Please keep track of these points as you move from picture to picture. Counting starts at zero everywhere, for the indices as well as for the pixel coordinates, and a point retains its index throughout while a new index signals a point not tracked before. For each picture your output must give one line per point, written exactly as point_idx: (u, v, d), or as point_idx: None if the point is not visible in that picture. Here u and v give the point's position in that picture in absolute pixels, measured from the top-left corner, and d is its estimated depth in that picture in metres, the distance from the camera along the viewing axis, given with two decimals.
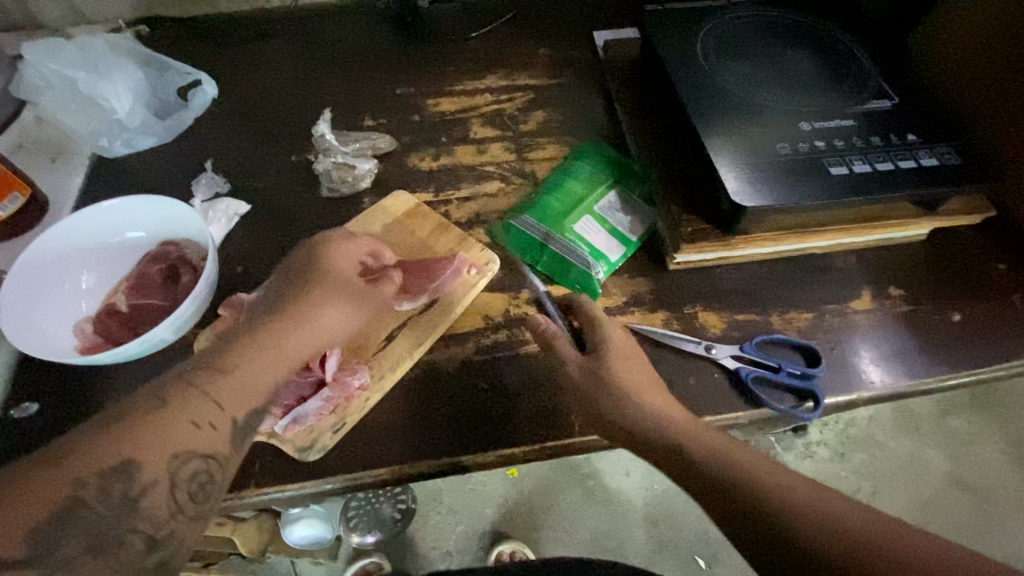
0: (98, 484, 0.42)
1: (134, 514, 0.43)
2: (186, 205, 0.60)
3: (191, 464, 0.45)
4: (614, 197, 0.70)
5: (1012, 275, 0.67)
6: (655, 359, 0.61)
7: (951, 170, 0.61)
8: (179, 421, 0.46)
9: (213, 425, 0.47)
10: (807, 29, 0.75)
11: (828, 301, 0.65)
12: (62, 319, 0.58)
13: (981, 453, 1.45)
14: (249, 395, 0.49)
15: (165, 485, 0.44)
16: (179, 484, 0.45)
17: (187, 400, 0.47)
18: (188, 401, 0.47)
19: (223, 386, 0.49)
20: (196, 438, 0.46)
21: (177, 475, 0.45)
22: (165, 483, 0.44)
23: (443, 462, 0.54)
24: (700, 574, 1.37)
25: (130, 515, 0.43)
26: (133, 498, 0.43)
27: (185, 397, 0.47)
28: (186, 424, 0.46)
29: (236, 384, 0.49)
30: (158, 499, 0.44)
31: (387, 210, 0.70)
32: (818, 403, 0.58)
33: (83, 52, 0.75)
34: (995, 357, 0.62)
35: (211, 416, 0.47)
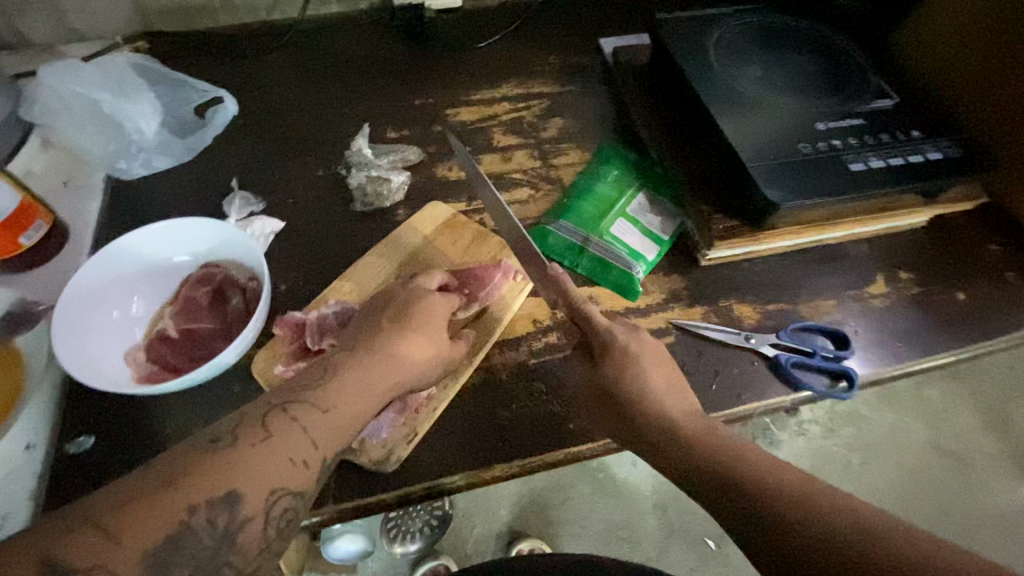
0: (204, 514, 0.42)
1: (230, 547, 0.44)
2: (237, 228, 0.61)
3: (282, 502, 0.46)
4: (643, 199, 0.73)
5: (1004, 255, 0.73)
6: (699, 352, 0.64)
7: (955, 162, 0.66)
8: (281, 458, 0.46)
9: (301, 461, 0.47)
10: (807, 33, 0.80)
11: (847, 288, 0.70)
12: (114, 348, 0.57)
13: (957, 421, 1.51)
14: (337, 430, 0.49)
15: (260, 521, 0.45)
16: (272, 520, 0.45)
17: (287, 438, 0.47)
18: (284, 434, 0.47)
19: (314, 419, 0.49)
20: (292, 476, 0.46)
21: (270, 511, 0.45)
22: (260, 520, 0.45)
23: (513, 465, 0.56)
24: (712, 556, 1.39)
25: (227, 548, 0.44)
26: (228, 528, 0.43)
27: (278, 426, 0.48)
28: (288, 460, 0.46)
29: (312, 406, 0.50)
30: (252, 533, 0.44)
31: (425, 222, 0.71)
32: (853, 383, 0.62)
33: (104, 74, 0.74)
34: (998, 331, 0.68)
35: (303, 453, 0.47)
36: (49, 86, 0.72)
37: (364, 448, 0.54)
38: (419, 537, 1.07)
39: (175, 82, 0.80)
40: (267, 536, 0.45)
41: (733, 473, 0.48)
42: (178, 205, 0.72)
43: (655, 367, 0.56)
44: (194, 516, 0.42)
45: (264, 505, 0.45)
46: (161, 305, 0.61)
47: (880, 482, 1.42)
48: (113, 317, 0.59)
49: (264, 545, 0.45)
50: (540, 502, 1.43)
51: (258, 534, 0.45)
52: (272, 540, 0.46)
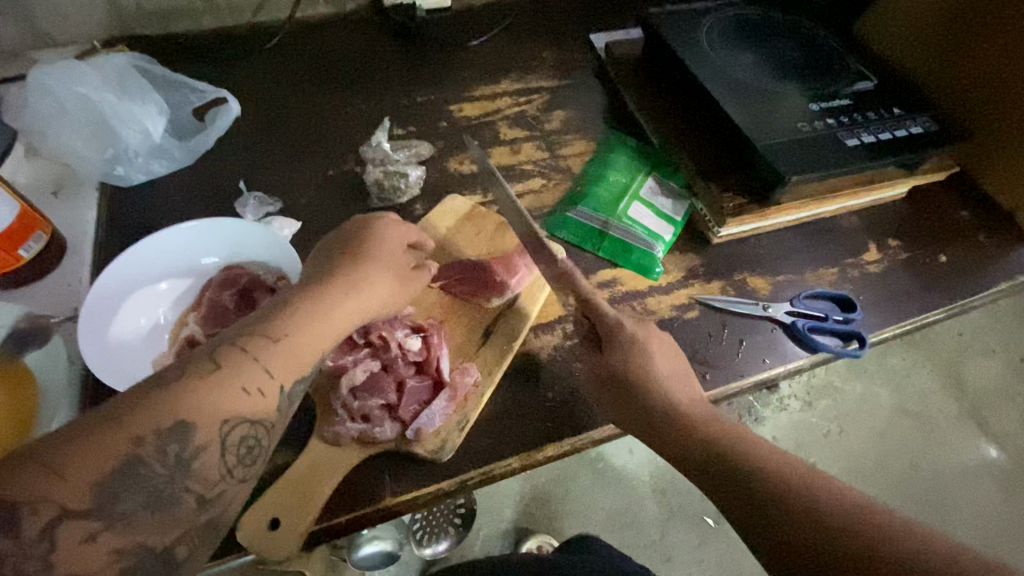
0: (152, 442, 0.40)
1: (186, 474, 0.41)
2: (261, 226, 0.61)
3: (240, 429, 0.44)
4: (654, 182, 0.77)
5: (975, 218, 0.81)
6: (722, 324, 0.67)
7: (934, 134, 0.73)
8: (231, 385, 0.44)
9: (260, 391, 0.45)
10: (787, 24, 0.85)
11: (846, 256, 0.75)
12: (141, 356, 0.56)
13: (916, 382, 1.49)
14: (297, 362, 0.48)
15: (216, 449, 0.42)
16: (228, 448, 0.43)
17: (239, 365, 0.45)
18: (241, 365, 0.45)
19: (276, 353, 0.47)
20: (247, 403, 0.44)
21: (225, 438, 0.43)
22: (216, 446, 0.42)
23: (565, 444, 0.57)
24: (710, 533, 1.31)
25: (183, 475, 0.41)
26: (187, 459, 0.41)
27: (232, 358, 0.45)
28: (240, 386, 0.44)
29: (294, 370, 0.47)
30: (207, 461, 0.42)
31: (445, 215, 0.71)
32: (863, 342, 0.67)
33: (100, 72, 0.70)
34: (979, 286, 0.75)
35: (257, 381, 0.45)
36: (39, 86, 0.67)
37: (419, 438, 0.53)
38: (446, 535, 1.08)
39: (173, 82, 0.76)
40: (225, 465, 0.43)
41: (741, 472, 0.49)
42: (185, 211, 0.68)
43: (664, 351, 0.58)
44: (141, 445, 0.39)
45: (219, 432, 0.42)
46: (187, 311, 0.60)
47: (853, 452, 1.40)
48: (139, 325, 0.58)
49: (224, 472, 0.43)
50: (542, 496, 1.30)
51: (216, 461, 0.42)
52: (232, 468, 0.43)
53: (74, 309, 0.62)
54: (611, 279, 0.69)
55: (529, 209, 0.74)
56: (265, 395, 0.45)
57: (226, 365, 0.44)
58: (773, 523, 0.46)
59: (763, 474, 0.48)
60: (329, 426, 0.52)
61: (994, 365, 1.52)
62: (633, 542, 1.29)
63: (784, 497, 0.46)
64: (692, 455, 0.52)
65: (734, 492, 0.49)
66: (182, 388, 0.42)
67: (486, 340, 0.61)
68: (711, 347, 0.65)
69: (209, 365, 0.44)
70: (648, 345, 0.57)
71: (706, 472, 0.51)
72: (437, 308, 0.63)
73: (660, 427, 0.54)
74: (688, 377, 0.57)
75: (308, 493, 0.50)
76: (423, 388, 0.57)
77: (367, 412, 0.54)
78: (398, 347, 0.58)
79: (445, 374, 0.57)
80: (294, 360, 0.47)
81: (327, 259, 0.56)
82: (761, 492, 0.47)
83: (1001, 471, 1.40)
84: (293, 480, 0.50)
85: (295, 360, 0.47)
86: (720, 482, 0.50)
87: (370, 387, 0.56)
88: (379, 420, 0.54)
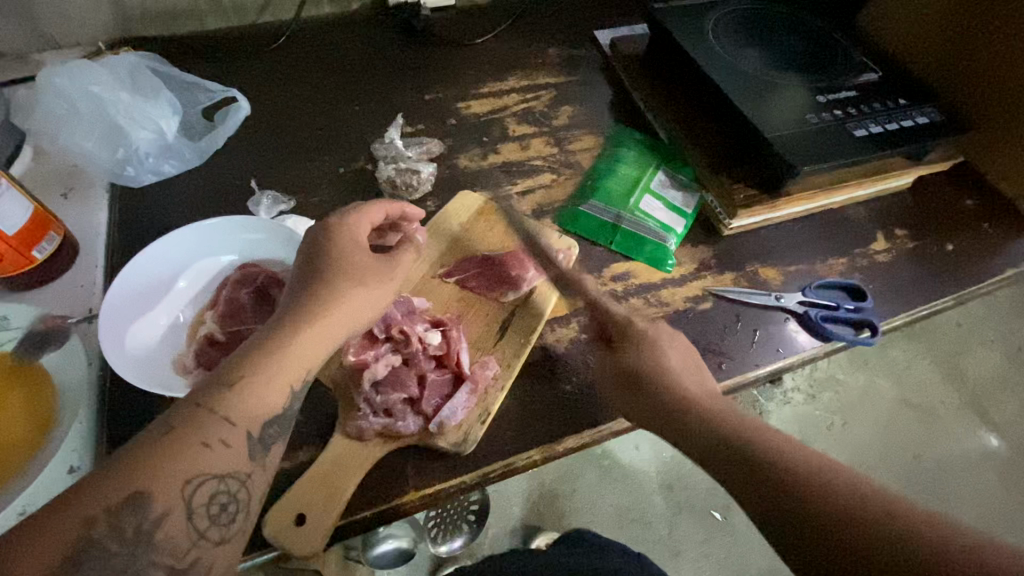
0: (105, 521, 0.39)
1: (149, 547, 0.41)
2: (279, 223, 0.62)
3: (206, 486, 0.43)
4: (664, 176, 0.77)
5: (979, 207, 0.82)
6: (736, 315, 0.68)
7: (939, 125, 0.74)
8: (190, 442, 0.43)
9: (225, 442, 0.45)
10: (790, 17, 0.86)
11: (855, 246, 0.76)
12: (162, 355, 0.56)
13: (917, 373, 1.51)
14: (262, 406, 0.47)
15: (180, 513, 0.42)
16: (196, 511, 0.43)
17: (197, 422, 0.44)
18: (198, 421, 0.44)
19: (236, 403, 0.46)
20: (212, 458, 0.44)
21: (190, 500, 0.42)
22: (181, 511, 0.42)
23: (585, 435, 0.57)
24: (718, 527, 1.31)
25: (146, 550, 0.41)
26: (146, 531, 0.40)
27: (188, 417, 0.44)
28: (198, 443, 0.44)
29: (250, 406, 0.47)
30: (172, 530, 0.41)
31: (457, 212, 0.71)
32: (875, 330, 0.68)
33: (112, 73, 0.70)
34: (986, 274, 0.75)
35: (220, 433, 0.45)
36: (51, 88, 0.67)
37: (442, 431, 0.53)
38: (460, 531, 1.08)
39: (182, 83, 0.77)
40: (194, 529, 0.42)
41: (756, 454, 0.48)
42: (198, 211, 0.68)
43: (675, 342, 0.58)
44: (94, 527, 0.39)
45: (181, 495, 0.42)
46: (205, 311, 0.60)
47: (857, 443, 1.41)
48: (159, 324, 0.58)
49: (196, 535, 0.42)
50: (550, 493, 1.30)
51: (180, 527, 0.42)
52: (203, 530, 0.43)
53: (90, 309, 0.61)
54: (624, 273, 0.69)
55: (540, 204, 0.74)
56: (231, 446, 0.45)
57: (181, 425, 0.44)
58: (789, 504, 0.44)
59: (778, 456, 0.47)
60: (352, 421, 0.53)
61: (993, 356, 1.54)
62: (643, 538, 1.29)
63: (799, 479, 0.45)
64: (708, 437, 0.51)
65: (744, 474, 0.48)
66: (140, 454, 0.42)
67: (504, 332, 0.62)
68: (726, 338, 0.66)
69: (162, 429, 0.43)
70: (657, 336, 0.58)
71: (722, 454, 0.50)
72: (454, 302, 0.64)
73: (676, 414, 0.53)
74: (701, 368, 0.57)
75: (334, 489, 0.50)
76: (444, 382, 0.57)
77: (390, 407, 0.54)
78: (419, 342, 0.58)
79: (466, 367, 0.58)
80: (254, 404, 0.47)
81: (331, 257, 0.55)
82: (769, 477, 0.46)
83: (1002, 460, 1.41)
84: (318, 473, 0.50)
85: (258, 406, 0.47)
86: (734, 462, 0.48)
87: (392, 382, 0.56)
88: (402, 415, 0.54)
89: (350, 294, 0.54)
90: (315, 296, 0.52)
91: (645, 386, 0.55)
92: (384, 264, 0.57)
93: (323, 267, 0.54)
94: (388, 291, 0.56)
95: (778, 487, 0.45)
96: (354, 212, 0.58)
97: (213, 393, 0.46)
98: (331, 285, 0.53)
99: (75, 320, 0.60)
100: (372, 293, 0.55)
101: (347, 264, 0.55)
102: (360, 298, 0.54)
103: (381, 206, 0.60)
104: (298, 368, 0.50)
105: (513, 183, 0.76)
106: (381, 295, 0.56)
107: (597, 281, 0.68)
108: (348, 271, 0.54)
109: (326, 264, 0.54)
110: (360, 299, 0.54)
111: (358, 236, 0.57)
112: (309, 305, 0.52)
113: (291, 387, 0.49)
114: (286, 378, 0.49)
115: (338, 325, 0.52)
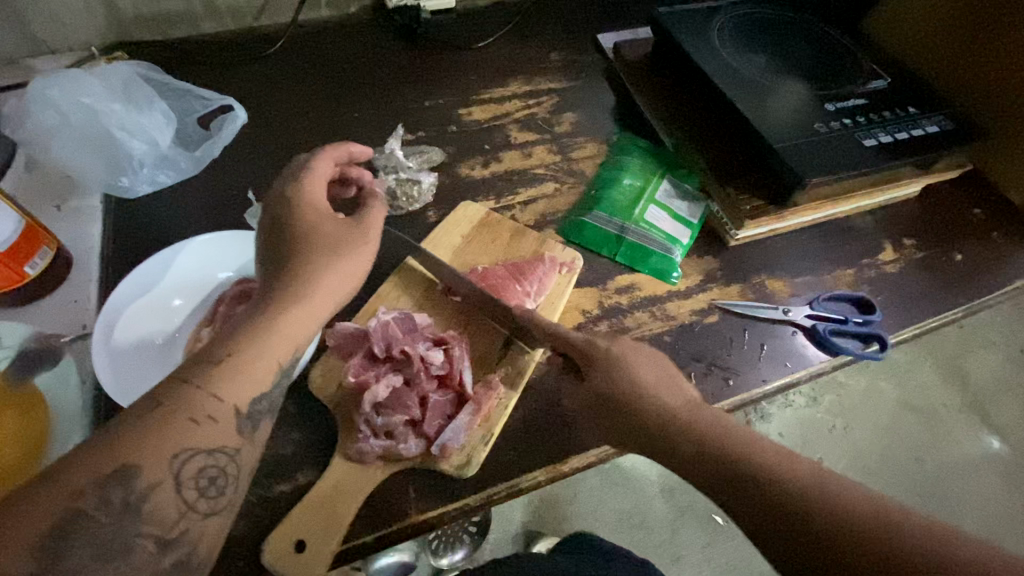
0: (93, 492, 0.38)
1: (138, 519, 0.40)
2: None
3: (194, 460, 0.42)
4: (668, 185, 0.76)
5: (987, 216, 0.80)
6: (743, 328, 0.66)
7: (950, 133, 0.72)
8: (178, 415, 0.42)
9: (212, 417, 0.44)
10: (797, 22, 0.85)
11: (862, 257, 0.75)
12: (155, 374, 0.55)
13: (920, 377, 1.50)
14: (252, 384, 0.46)
15: (169, 485, 0.41)
16: (185, 483, 0.42)
17: (183, 396, 0.43)
18: (187, 397, 0.43)
19: (216, 373, 0.45)
20: (200, 433, 0.43)
21: (179, 473, 0.42)
22: (170, 483, 0.41)
23: (591, 455, 0.56)
24: (720, 531, 1.30)
25: (135, 520, 0.40)
26: (136, 502, 0.40)
27: (181, 393, 0.43)
28: (186, 418, 0.42)
29: (238, 375, 0.45)
30: (161, 500, 0.41)
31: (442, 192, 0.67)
32: (884, 343, 0.67)
33: (105, 81, 0.69)
34: (995, 284, 0.74)
35: (207, 408, 0.43)
36: (42, 98, 0.65)
37: (445, 453, 0.53)
38: (461, 544, 1.08)
39: (177, 91, 0.76)
40: (183, 501, 0.42)
41: None
42: (194, 223, 0.67)
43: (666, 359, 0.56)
44: (83, 499, 0.38)
45: (169, 469, 0.41)
46: (201, 326, 0.58)
47: (858, 446, 1.40)
48: (153, 342, 0.56)
49: (184, 508, 0.42)
50: (551, 498, 1.29)
51: (171, 499, 0.41)
52: (193, 502, 0.42)
53: (85, 326, 0.60)
54: (629, 284, 0.68)
55: (543, 213, 0.73)
56: (219, 420, 0.44)
57: (167, 401, 0.42)
58: (786, 523, 0.42)
59: (788, 464, 0.46)
60: (353, 443, 0.52)
61: (995, 359, 1.53)
62: (644, 543, 1.28)
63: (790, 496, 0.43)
64: (691, 463, 0.48)
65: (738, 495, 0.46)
66: (129, 427, 0.41)
67: (508, 349, 0.60)
68: (732, 352, 0.65)
69: (151, 404, 0.42)
70: (621, 352, 0.55)
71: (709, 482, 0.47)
72: (456, 319, 0.62)
73: (663, 446, 0.51)
74: (676, 384, 0.54)
75: (335, 512, 0.49)
76: (446, 402, 0.56)
77: (391, 428, 0.53)
78: (420, 360, 0.56)
79: (468, 388, 0.56)
80: (245, 381, 0.45)
81: (318, 257, 0.52)
82: None
83: (1005, 463, 1.40)
84: (317, 498, 0.49)
85: (249, 382, 0.46)
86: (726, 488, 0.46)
87: (393, 403, 0.54)
88: (403, 437, 0.53)
89: (331, 267, 0.53)
90: (299, 271, 0.51)
91: (624, 406, 0.52)
92: (356, 231, 0.56)
93: (307, 245, 0.53)
94: (363, 254, 0.55)
95: (771, 525, 0.43)
96: (304, 177, 0.57)
97: (200, 369, 0.45)
98: (324, 267, 0.52)
99: (69, 337, 0.58)
100: (351, 262, 0.54)
101: (322, 240, 0.54)
102: (341, 269, 0.53)
103: (326, 161, 0.59)
104: (288, 344, 0.48)
105: (515, 192, 0.75)
106: (361, 259, 0.55)
107: (601, 293, 0.67)
108: (321, 242, 0.53)
109: (307, 240, 0.53)
110: (341, 270, 0.53)
111: (315, 200, 0.56)
112: (288, 277, 0.51)
113: (281, 363, 0.48)
114: (274, 356, 0.48)
115: (322, 299, 0.51)
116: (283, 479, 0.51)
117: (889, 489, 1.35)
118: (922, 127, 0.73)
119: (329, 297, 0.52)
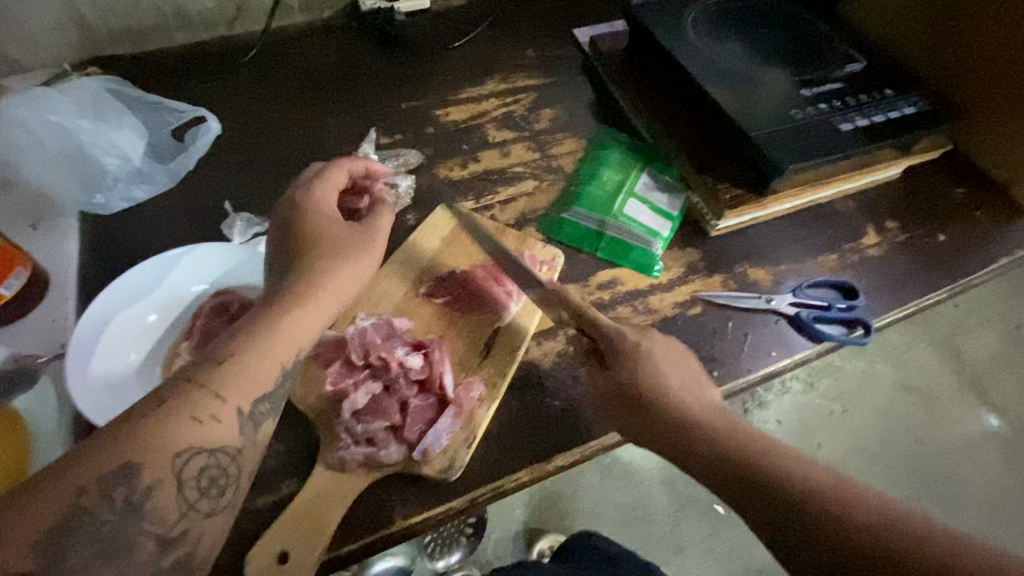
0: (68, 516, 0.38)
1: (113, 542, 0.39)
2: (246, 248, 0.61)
3: (172, 480, 0.42)
4: (648, 178, 0.75)
5: (969, 195, 0.80)
6: (726, 319, 0.66)
7: (926, 115, 0.72)
8: (151, 439, 0.42)
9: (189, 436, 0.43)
10: (773, 8, 0.84)
11: (845, 242, 0.74)
12: (133, 390, 0.55)
13: (917, 358, 1.50)
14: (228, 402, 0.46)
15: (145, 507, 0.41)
16: (162, 504, 0.41)
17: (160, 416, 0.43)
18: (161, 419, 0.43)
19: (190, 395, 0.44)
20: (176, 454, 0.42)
21: (156, 494, 0.41)
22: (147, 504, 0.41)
23: (575, 453, 0.56)
24: (722, 522, 1.30)
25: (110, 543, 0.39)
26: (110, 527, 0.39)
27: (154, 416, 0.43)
28: (162, 437, 0.42)
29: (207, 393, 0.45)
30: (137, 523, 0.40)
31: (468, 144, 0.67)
32: (868, 328, 0.66)
33: (74, 98, 0.68)
34: (979, 264, 0.74)
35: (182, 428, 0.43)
36: (9, 118, 0.65)
37: (426, 458, 0.52)
38: (458, 546, 1.09)
39: (150, 104, 0.75)
40: (160, 526, 0.41)
41: None
42: (170, 238, 0.66)
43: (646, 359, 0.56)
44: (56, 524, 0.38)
45: (147, 488, 0.41)
46: (179, 341, 0.58)
47: (857, 430, 1.40)
48: (129, 359, 0.56)
49: (164, 527, 0.41)
50: (552, 495, 1.29)
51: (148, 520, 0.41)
52: (174, 519, 0.42)
53: (62, 345, 0.60)
54: (611, 279, 0.68)
55: (523, 212, 0.73)
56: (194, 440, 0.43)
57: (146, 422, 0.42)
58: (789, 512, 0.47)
59: None
60: (334, 452, 0.51)
61: (991, 336, 1.53)
62: (645, 535, 1.28)
63: (795, 496, 0.47)
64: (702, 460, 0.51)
65: (743, 493, 0.49)
66: (105, 451, 0.40)
67: (490, 349, 0.60)
68: (716, 344, 0.64)
69: (124, 427, 0.42)
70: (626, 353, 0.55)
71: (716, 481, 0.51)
72: (436, 322, 0.62)
73: None
74: (661, 386, 0.54)
75: (317, 525, 0.48)
76: (426, 407, 0.55)
77: (371, 435, 0.52)
78: (399, 366, 0.56)
79: (449, 391, 0.56)
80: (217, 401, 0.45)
81: (297, 266, 0.52)
82: None
83: (1003, 440, 1.40)
84: (301, 509, 0.49)
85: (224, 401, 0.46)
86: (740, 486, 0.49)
87: (373, 410, 0.54)
88: (384, 443, 0.52)
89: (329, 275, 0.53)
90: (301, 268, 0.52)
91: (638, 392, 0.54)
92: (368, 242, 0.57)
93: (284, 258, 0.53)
94: (367, 259, 0.55)
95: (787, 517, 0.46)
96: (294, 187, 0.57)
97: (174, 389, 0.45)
98: (319, 267, 0.52)
99: (46, 358, 0.58)
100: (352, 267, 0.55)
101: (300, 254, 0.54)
102: (345, 272, 0.53)
103: (339, 169, 0.60)
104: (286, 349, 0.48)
105: (493, 191, 0.74)
106: (365, 263, 0.54)
107: (583, 290, 0.67)
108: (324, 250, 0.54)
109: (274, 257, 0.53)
110: (345, 273, 0.53)
111: (322, 206, 0.57)
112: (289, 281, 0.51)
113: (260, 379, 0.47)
114: (266, 372, 0.47)
115: (327, 303, 0.51)
116: (267, 490, 0.51)
117: (888, 472, 1.35)
118: (898, 109, 0.72)
119: (334, 299, 0.52)
